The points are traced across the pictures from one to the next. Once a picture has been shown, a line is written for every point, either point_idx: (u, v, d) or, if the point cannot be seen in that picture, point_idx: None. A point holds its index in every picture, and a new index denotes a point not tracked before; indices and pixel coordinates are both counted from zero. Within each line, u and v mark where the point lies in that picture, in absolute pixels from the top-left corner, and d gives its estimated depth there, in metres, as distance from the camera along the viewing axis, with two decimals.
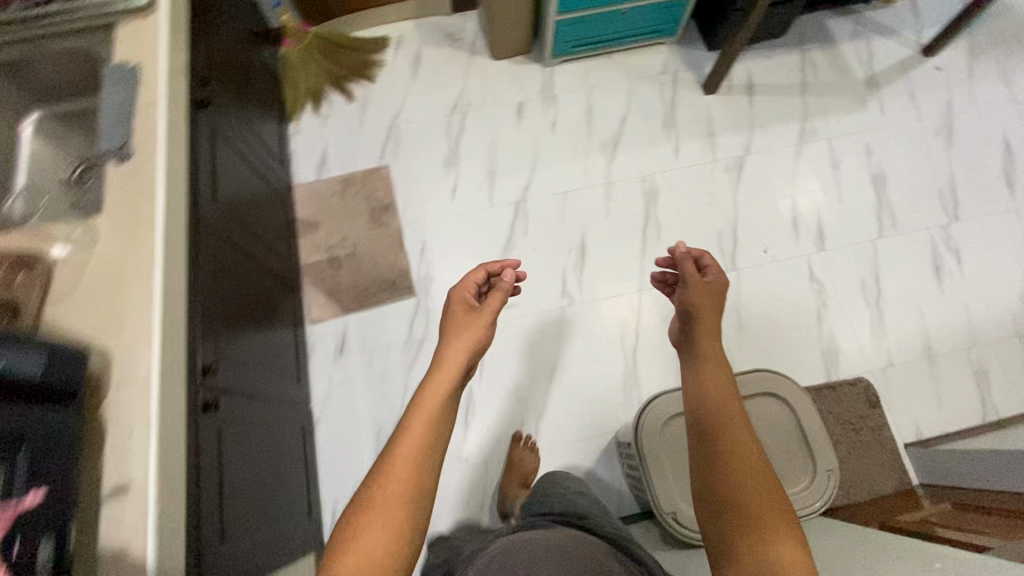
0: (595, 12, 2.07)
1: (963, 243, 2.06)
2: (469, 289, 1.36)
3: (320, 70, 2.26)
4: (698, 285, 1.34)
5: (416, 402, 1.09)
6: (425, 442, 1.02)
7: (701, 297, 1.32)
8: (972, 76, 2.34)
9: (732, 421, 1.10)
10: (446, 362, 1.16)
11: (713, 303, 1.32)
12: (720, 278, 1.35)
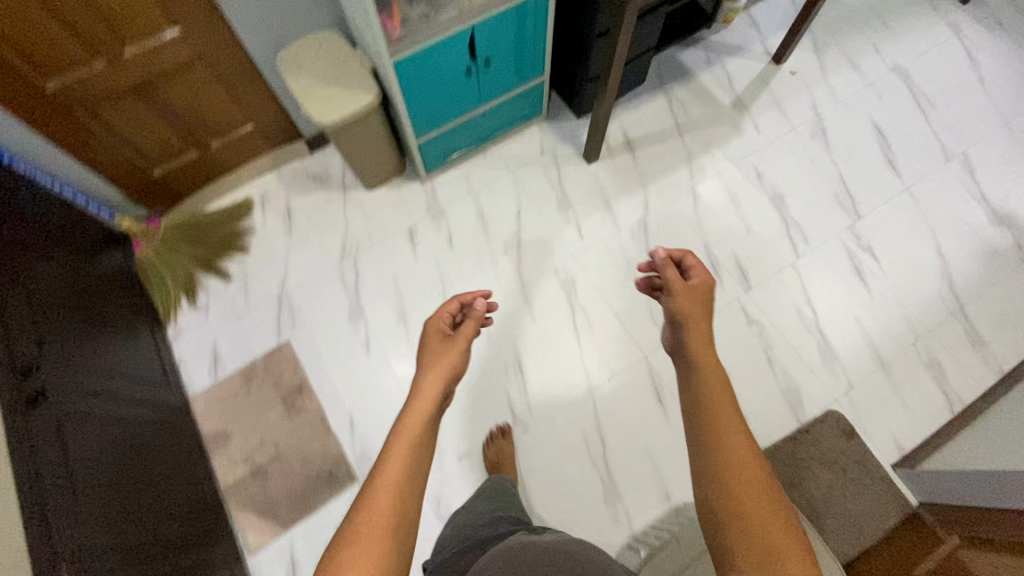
0: (455, 123, 2.01)
1: (873, 239, 2.07)
2: (444, 325, 1.27)
3: (185, 259, 2.06)
4: (680, 285, 1.19)
5: (404, 418, 1.01)
6: (414, 455, 0.94)
7: (685, 291, 1.18)
8: (824, 70, 2.41)
9: (725, 416, 0.92)
10: (428, 391, 1.07)
11: (698, 301, 1.17)
12: (702, 274, 1.21)
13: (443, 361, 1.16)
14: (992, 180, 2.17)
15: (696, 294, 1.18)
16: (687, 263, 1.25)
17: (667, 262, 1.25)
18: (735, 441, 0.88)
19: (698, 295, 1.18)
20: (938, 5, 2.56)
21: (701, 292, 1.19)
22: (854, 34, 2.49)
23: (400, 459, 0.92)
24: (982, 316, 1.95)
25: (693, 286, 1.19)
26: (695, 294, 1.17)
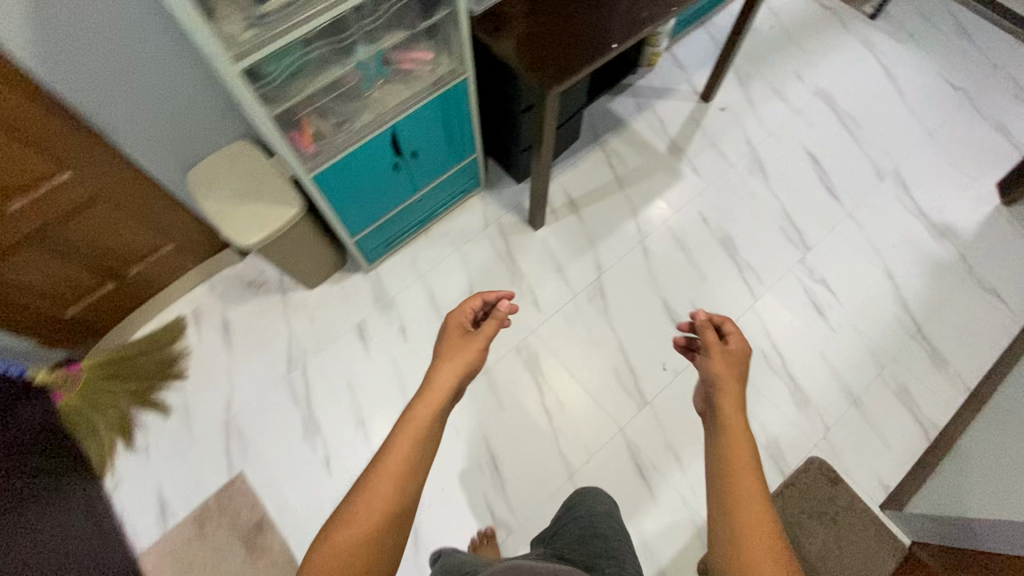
0: (390, 214, 1.92)
1: (825, 270, 2.08)
2: (461, 321, 1.28)
3: (115, 400, 1.90)
4: (716, 347, 1.12)
5: (415, 408, 1.08)
6: (417, 450, 1.00)
7: (726, 354, 1.12)
8: (752, 102, 2.43)
9: (742, 483, 0.91)
10: (440, 385, 1.12)
11: (733, 367, 1.10)
12: (740, 339, 1.13)
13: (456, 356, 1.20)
14: (926, 194, 2.22)
15: (732, 361, 1.11)
16: (724, 328, 1.17)
17: (705, 323, 1.17)
18: (753, 509, 0.87)
19: (730, 363, 1.11)
20: (849, 23, 2.62)
21: (737, 359, 1.11)
22: (775, 62, 2.53)
23: (404, 453, 0.98)
24: (939, 334, 1.97)
25: (727, 352, 1.12)
26: (731, 362, 1.11)
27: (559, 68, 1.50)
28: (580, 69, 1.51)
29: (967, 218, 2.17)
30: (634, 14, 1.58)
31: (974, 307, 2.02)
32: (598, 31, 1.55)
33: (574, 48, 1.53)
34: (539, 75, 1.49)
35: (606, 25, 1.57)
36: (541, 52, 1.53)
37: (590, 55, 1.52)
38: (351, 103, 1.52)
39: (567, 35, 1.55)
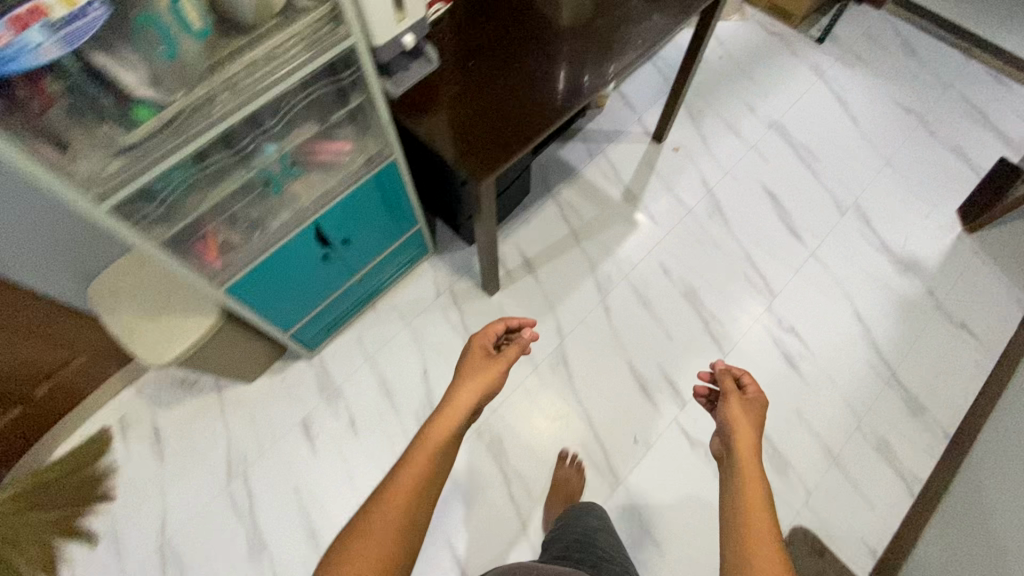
0: (327, 300, 1.76)
1: (793, 317, 1.99)
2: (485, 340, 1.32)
3: (32, 534, 1.70)
4: (735, 395, 1.11)
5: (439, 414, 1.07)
6: (441, 452, 0.98)
7: (746, 404, 1.10)
8: (706, 139, 2.35)
9: (758, 525, 0.85)
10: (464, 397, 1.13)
11: (753, 421, 1.07)
12: (759, 391, 1.12)
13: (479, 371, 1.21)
14: (889, 225, 2.15)
15: (752, 411, 1.08)
16: (741, 380, 1.16)
17: (723, 370, 1.18)
18: (768, 548, 0.81)
19: (750, 412, 1.08)
20: (797, 48, 2.57)
21: (758, 411, 1.09)
22: (726, 93, 2.45)
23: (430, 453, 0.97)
24: (915, 377, 1.90)
25: (749, 401, 1.10)
26: (752, 412, 1.08)
27: (488, 153, 1.37)
28: (512, 152, 1.37)
29: (931, 248, 2.11)
30: (570, 84, 1.46)
31: (946, 344, 1.95)
32: (531, 107, 1.43)
33: (506, 129, 1.40)
34: (465, 162, 1.36)
35: (540, 99, 1.44)
36: (468, 134, 1.39)
37: (522, 136, 1.39)
38: (264, 195, 1.34)
39: (494, 112, 1.42)
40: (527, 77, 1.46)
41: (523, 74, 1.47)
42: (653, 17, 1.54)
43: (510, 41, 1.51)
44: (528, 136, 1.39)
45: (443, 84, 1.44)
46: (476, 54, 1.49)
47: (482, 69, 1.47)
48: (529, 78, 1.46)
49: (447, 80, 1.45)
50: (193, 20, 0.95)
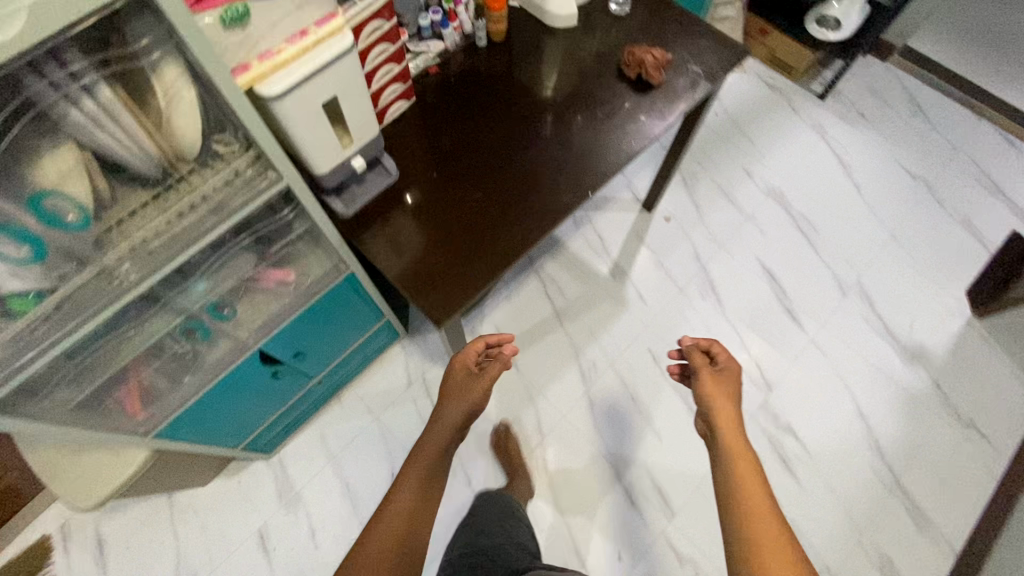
0: (283, 408, 1.61)
1: (790, 414, 1.86)
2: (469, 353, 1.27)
3: None
4: (710, 373, 1.15)
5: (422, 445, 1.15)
6: (426, 480, 1.08)
7: (721, 380, 1.15)
8: (698, 206, 2.19)
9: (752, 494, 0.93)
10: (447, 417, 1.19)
11: (731, 398, 1.12)
12: (732, 359, 1.18)
13: (460, 387, 1.24)
14: (893, 309, 2.00)
15: (727, 388, 1.14)
16: (717, 352, 1.20)
17: (694, 347, 1.23)
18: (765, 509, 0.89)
19: (728, 388, 1.14)
20: (798, 105, 2.39)
21: (733, 385, 1.15)
22: (721, 155, 2.29)
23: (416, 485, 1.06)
24: (919, 484, 1.77)
25: (721, 378, 1.15)
26: (728, 388, 1.14)
27: (453, 288, 1.21)
28: (480, 286, 1.22)
29: (938, 336, 1.97)
30: (547, 200, 1.30)
31: (953, 447, 1.81)
32: (504, 228, 1.27)
33: (476, 257, 1.24)
34: (425, 299, 1.21)
35: (513, 219, 1.28)
36: (431, 263, 1.24)
37: (493, 265, 1.24)
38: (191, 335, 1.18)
39: (462, 235, 1.26)
40: (499, 191, 1.30)
41: (495, 187, 1.31)
42: (641, 118, 1.36)
43: (481, 145, 1.35)
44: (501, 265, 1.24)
45: (404, 198, 1.29)
46: (442, 160, 1.33)
47: (449, 178, 1.31)
48: (502, 191, 1.30)
49: (410, 194, 1.29)
50: (68, 217, 0.79)
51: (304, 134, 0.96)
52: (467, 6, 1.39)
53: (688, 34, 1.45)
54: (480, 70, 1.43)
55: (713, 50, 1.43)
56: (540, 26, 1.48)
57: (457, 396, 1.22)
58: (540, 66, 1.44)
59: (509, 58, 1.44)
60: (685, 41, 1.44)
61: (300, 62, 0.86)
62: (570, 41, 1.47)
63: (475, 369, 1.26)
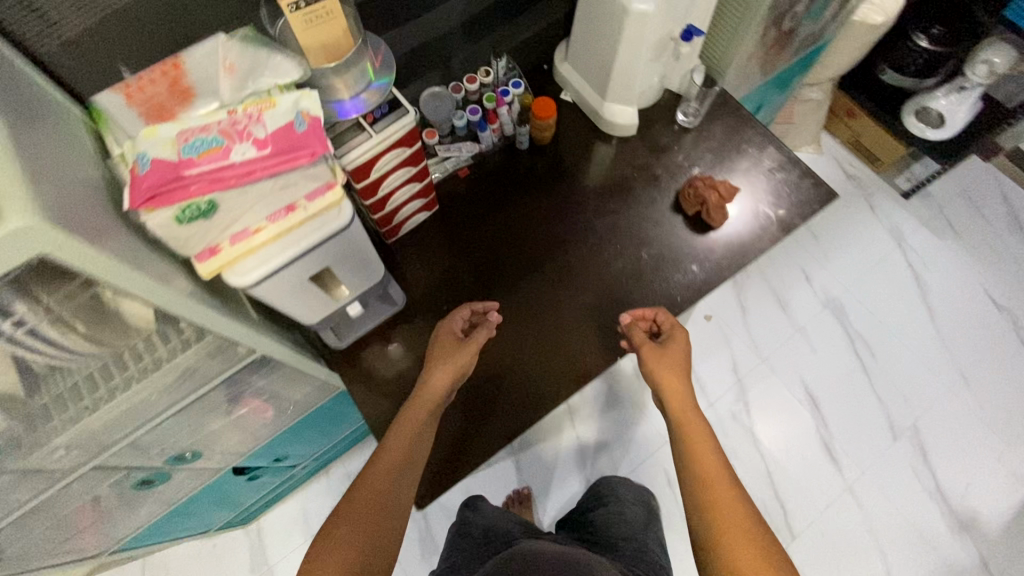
0: (261, 492, 1.51)
1: (811, 570, 1.67)
2: (445, 330, 1.05)
3: None
4: (658, 351, 1.01)
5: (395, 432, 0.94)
6: (398, 474, 0.90)
7: (668, 353, 1.01)
8: (744, 308, 1.98)
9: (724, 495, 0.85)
10: (430, 397, 0.98)
11: (676, 371, 1.00)
12: (679, 327, 1.04)
13: (446, 364, 1.00)
14: (949, 465, 1.77)
15: (675, 357, 1.01)
16: (665, 325, 1.05)
17: (635, 324, 1.05)
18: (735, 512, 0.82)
19: (679, 357, 1.01)
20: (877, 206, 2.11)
21: (684, 353, 1.02)
22: (778, 250, 2.05)
23: (384, 481, 0.89)
24: None
25: (669, 351, 1.01)
26: (675, 357, 1.01)
27: (468, 449, 1.06)
28: (497, 452, 1.06)
29: (995, 506, 1.73)
30: (585, 354, 1.12)
31: None
32: (533, 382, 1.10)
33: (498, 415, 1.08)
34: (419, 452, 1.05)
35: (543, 371, 1.11)
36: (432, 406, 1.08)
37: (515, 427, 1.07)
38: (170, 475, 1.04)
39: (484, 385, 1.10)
40: (532, 333, 1.13)
41: (529, 328, 1.14)
42: (697, 267, 1.16)
43: (517, 273, 1.18)
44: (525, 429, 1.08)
45: (412, 332, 1.12)
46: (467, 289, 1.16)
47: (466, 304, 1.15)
48: (536, 336, 1.13)
49: (419, 329, 1.12)
50: None
51: (286, 303, 0.82)
52: (511, 106, 1.20)
53: (766, 165, 1.24)
54: (519, 180, 1.24)
55: (793, 190, 1.21)
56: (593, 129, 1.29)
57: (442, 373, 0.99)
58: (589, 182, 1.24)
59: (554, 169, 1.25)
60: (761, 174, 1.23)
61: (290, 247, 0.72)
62: (626, 154, 1.26)
63: (461, 343, 1.02)
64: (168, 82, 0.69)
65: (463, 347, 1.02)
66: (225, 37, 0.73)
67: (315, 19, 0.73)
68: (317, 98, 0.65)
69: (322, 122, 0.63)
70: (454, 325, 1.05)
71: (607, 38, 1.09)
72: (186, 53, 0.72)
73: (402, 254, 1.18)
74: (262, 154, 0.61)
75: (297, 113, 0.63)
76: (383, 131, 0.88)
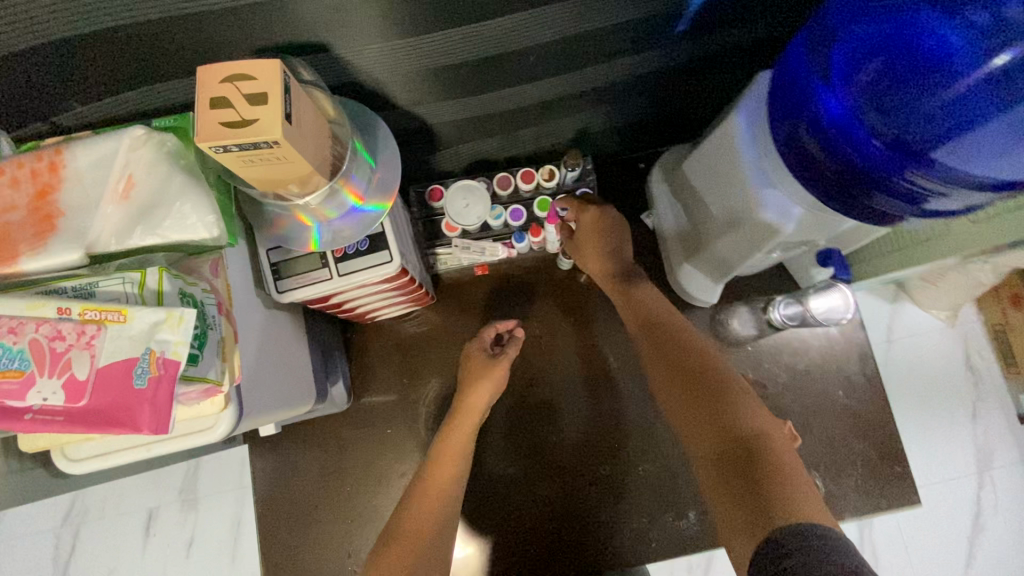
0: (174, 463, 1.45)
1: None
2: (477, 347, 0.93)
3: None
4: (577, 251, 0.87)
5: (436, 466, 0.82)
6: (449, 504, 0.79)
7: (580, 245, 0.87)
8: None
9: (693, 347, 0.72)
10: (467, 421, 0.87)
11: (593, 256, 0.86)
12: (586, 210, 0.85)
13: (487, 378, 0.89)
14: None
15: (598, 240, 0.85)
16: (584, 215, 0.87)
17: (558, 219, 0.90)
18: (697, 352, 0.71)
19: (592, 237, 0.85)
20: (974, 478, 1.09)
21: (601, 229, 0.84)
22: None
23: (432, 512, 0.77)
24: None
25: (582, 245, 0.86)
26: (598, 244, 0.85)
27: (483, 526, 0.94)
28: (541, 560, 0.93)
29: None
30: (625, 455, 0.96)
31: None
32: (561, 472, 0.96)
33: (515, 497, 0.95)
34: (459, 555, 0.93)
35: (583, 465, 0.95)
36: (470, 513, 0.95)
37: (532, 520, 0.94)
38: None
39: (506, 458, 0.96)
40: (584, 407, 0.98)
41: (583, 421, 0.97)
42: (694, 516, 0.93)
43: (566, 349, 1.00)
44: (544, 521, 0.94)
45: (348, 438, 0.97)
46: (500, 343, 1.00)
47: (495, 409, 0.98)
48: (575, 422, 0.97)
49: (356, 437, 0.97)
50: None
51: None
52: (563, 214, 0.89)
53: (850, 426, 0.94)
54: (543, 309, 1.01)
55: (864, 474, 0.92)
56: (661, 278, 1.00)
57: (480, 392, 0.88)
58: (624, 342, 0.99)
59: (629, 275, 0.84)
60: (836, 437, 0.93)
61: (156, 443, 0.55)
62: None
63: (494, 361, 0.90)
64: (35, 188, 0.48)
65: (501, 364, 0.90)
66: (142, 130, 0.50)
67: (258, 159, 0.48)
68: (186, 328, 0.44)
69: (178, 374, 0.43)
70: (474, 349, 0.93)
71: (716, 212, 0.76)
72: (81, 140, 0.50)
73: (373, 342, 1.00)
74: (75, 407, 0.42)
75: (146, 349, 0.43)
76: (349, 275, 0.66)
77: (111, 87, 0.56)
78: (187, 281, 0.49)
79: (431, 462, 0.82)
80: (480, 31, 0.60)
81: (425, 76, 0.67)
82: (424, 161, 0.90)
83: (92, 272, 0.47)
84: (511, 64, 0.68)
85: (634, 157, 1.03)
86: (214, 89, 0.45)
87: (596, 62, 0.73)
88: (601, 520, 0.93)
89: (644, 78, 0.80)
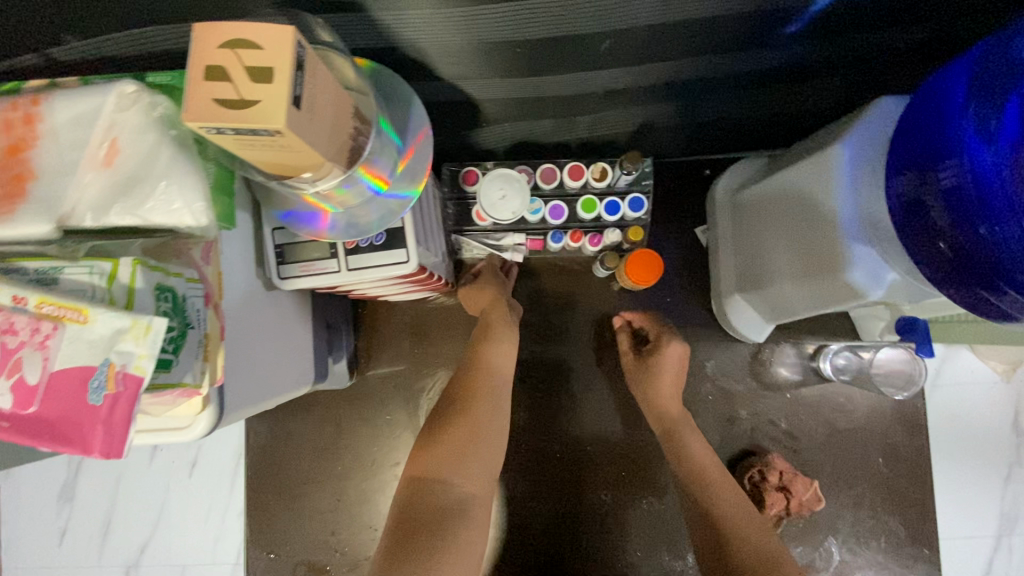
0: None
1: None
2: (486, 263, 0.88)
3: None
4: (644, 374, 0.82)
5: (456, 400, 0.73)
6: (484, 433, 0.70)
7: (651, 376, 0.82)
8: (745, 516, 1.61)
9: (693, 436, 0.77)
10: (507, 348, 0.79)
11: (669, 393, 0.81)
12: (669, 339, 0.83)
13: (482, 287, 0.85)
14: None
15: (670, 373, 0.81)
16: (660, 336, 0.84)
17: (623, 327, 0.88)
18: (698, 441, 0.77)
19: (667, 367, 0.81)
20: None
21: (675, 365, 0.82)
22: None
23: None
24: None
25: (656, 373, 0.81)
26: (669, 378, 0.81)
27: None
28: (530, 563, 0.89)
29: None
30: (630, 479, 0.90)
31: None
32: (565, 488, 0.90)
33: (510, 502, 0.90)
34: None
35: (588, 470, 0.91)
36: None
37: (530, 534, 0.90)
38: None
39: (509, 465, 0.91)
40: (598, 415, 0.91)
41: (590, 428, 0.91)
42: (692, 559, 0.88)
43: (587, 359, 0.92)
44: (540, 531, 0.90)
45: (345, 415, 0.94)
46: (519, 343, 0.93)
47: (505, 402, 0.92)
48: (583, 439, 0.91)
49: (352, 416, 0.94)
50: None
51: (259, 368, 0.58)
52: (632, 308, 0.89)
53: (881, 496, 0.86)
54: (569, 315, 0.93)
55: (885, 548, 0.85)
56: (703, 302, 0.90)
57: (502, 328, 0.81)
58: None
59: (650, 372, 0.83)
60: (863, 506, 0.86)
61: None
62: (718, 362, 0.89)
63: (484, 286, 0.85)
64: (9, 142, 0.42)
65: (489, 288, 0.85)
66: (132, 87, 0.42)
67: (259, 142, 0.39)
68: (151, 342, 0.38)
69: (139, 391, 0.38)
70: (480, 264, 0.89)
71: (786, 245, 0.66)
72: (61, 91, 0.43)
73: (383, 320, 0.94)
74: (23, 413, 0.37)
75: (104, 360, 0.37)
76: (359, 271, 0.60)
77: (110, 23, 0.48)
78: (167, 272, 0.43)
79: (461, 382, 0.76)
80: (549, 8, 0.51)
81: (478, 50, 0.58)
82: (463, 136, 0.81)
83: (61, 253, 0.41)
84: (581, 50, 0.59)
85: (699, 162, 0.92)
86: (210, 55, 0.37)
87: (685, 54, 0.61)
88: (601, 535, 0.89)
89: (730, 83, 0.68)
